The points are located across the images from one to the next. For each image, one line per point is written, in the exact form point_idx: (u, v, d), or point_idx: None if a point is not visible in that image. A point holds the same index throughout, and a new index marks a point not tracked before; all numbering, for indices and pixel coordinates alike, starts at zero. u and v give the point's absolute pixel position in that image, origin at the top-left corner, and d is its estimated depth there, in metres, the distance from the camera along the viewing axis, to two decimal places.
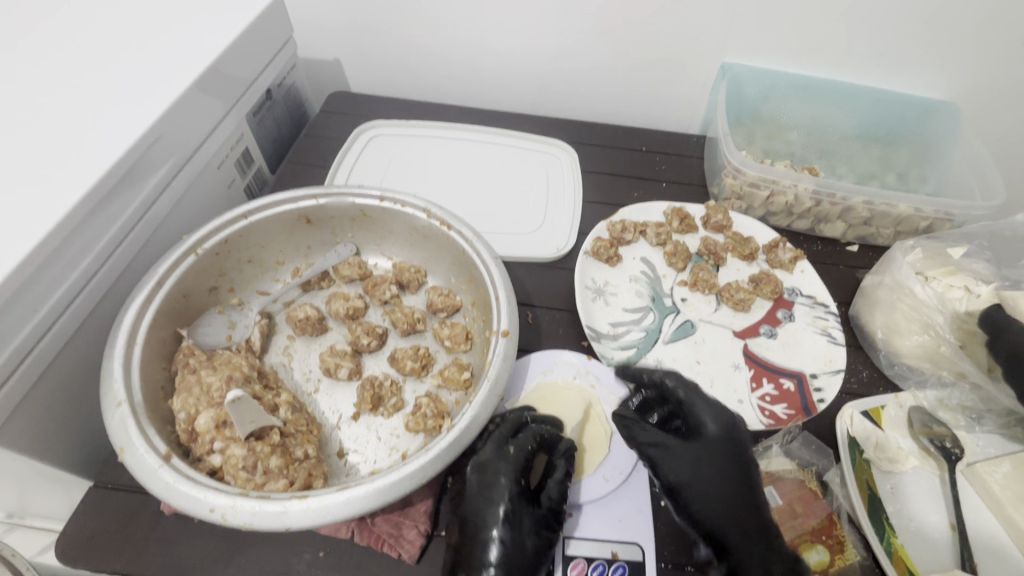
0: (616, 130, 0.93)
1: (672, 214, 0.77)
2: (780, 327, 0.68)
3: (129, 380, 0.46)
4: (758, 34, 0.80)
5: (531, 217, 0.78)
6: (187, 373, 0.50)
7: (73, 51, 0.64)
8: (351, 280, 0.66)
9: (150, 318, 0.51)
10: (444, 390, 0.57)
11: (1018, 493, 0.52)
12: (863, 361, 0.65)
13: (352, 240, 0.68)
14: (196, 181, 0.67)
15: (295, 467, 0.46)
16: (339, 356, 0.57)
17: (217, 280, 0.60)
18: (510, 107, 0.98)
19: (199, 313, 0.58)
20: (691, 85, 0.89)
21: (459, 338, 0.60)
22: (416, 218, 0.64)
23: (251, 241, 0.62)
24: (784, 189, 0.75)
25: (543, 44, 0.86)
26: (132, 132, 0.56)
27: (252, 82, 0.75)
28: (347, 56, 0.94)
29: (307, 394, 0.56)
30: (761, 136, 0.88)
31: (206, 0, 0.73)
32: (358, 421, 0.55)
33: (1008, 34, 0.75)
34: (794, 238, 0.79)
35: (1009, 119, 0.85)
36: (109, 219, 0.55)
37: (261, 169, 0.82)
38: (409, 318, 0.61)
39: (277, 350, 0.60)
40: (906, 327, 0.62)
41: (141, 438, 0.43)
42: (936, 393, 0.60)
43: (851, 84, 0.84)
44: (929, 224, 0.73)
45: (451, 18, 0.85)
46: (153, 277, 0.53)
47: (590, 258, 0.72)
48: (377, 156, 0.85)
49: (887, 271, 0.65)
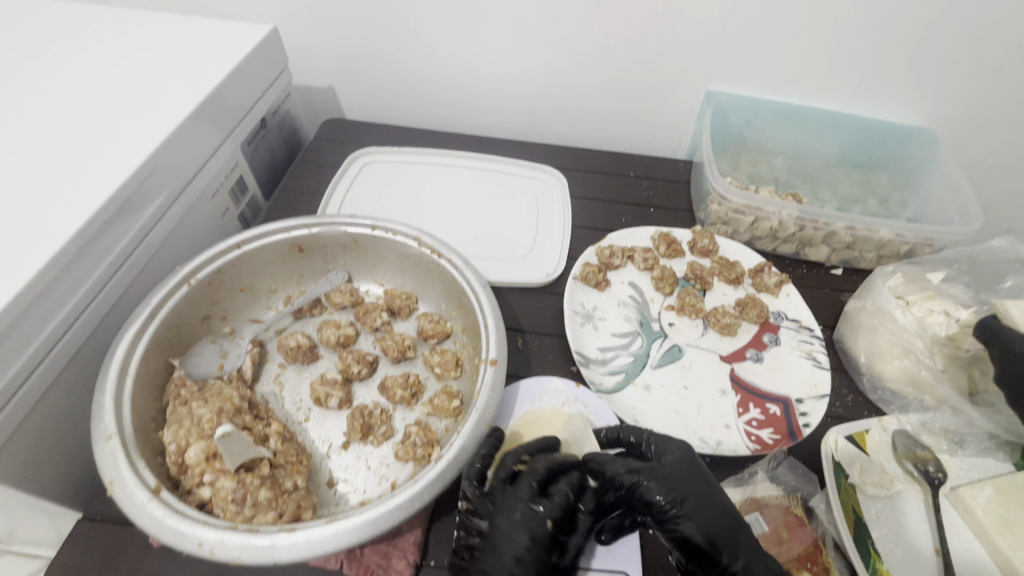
0: (604, 156, 0.95)
1: (659, 239, 0.79)
2: (766, 350, 0.69)
3: (120, 413, 0.47)
4: (740, 64, 0.83)
5: (521, 242, 0.80)
6: (178, 404, 0.51)
7: (73, 86, 0.65)
8: (342, 307, 0.67)
9: (143, 350, 0.52)
10: (433, 418, 0.58)
11: (1002, 518, 0.53)
12: (848, 385, 0.66)
13: (344, 267, 0.69)
14: (192, 211, 0.68)
15: (284, 498, 0.46)
16: (330, 385, 0.58)
17: (209, 310, 0.61)
18: (502, 133, 1.00)
19: (192, 343, 0.59)
20: (678, 112, 0.91)
21: (449, 365, 0.61)
22: (407, 246, 0.65)
23: (244, 270, 0.63)
24: (768, 214, 0.77)
25: (532, 73, 0.89)
26: (129, 166, 0.57)
27: (247, 111, 0.76)
28: (342, 84, 0.96)
29: (298, 423, 0.57)
30: (746, 162, 0.90)
31: (203, 34, 0.75)
32: (348, 450, 0.55)
33: (981, 65, 0.78)
34: (779, 262, 0.80)
35: (987, 145, 0.87)
36: (104, 252, 0.56)
37: (255, 196, 0.83)
38: (400, 345, 0.62)
39: (268, 379, 0.60)
40: (888, 352, 0.63)
41: (131, 472, 0.43)
42: (918, 417, 0.61)
43: (832, 112, 0.87)
44: (909, 249, 0.75)
45: (442, 49, 0.87)
46: (146, 308, 0.53)
47: (578, 283, 0.74)
48: (370, 182, 0.87)
49: (868, 296, 0.67)
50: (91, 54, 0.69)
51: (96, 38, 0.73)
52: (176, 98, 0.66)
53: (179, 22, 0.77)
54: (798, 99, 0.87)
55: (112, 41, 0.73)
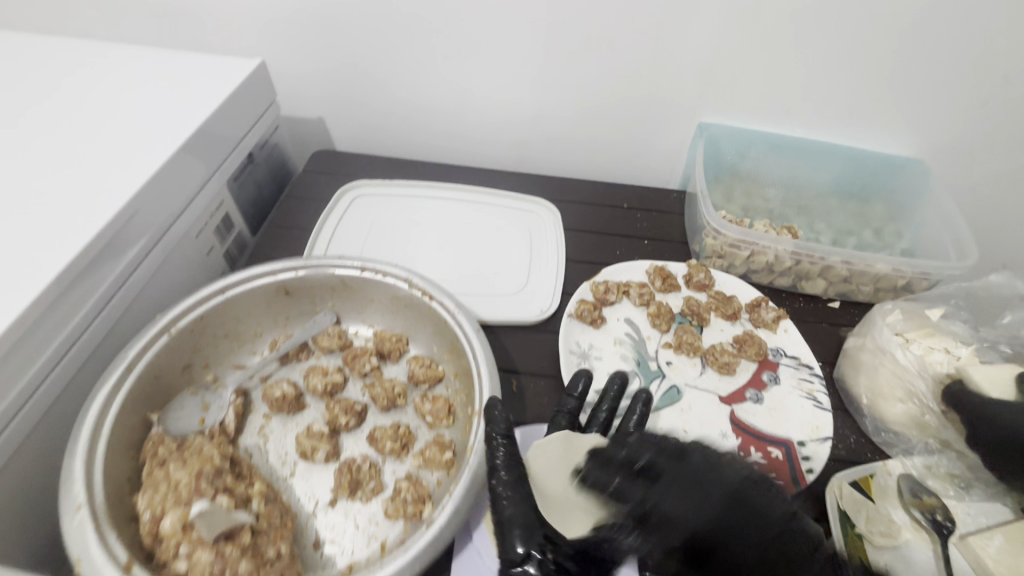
0: (597, 186, 0.94)
1: (654, 274, 0.78)
2: (766, 390, 0.67)
3: (91, 480, 0.44)
4: (731, 96, 0.83)
5: (514, 278, 0.78)
6: (155, 465, 0.48)
7: (54, 125, 0.64)
8: (330, 351, 0.65)
9: (118, 407, 0.50)
10: (425, 471, 0.55)
11: (1013, 569, 0.50)
12: (850, 426, 0.64)
13: (333, 308, 0.67)
14: (175, 253, 0.66)
15: (265, 570, 0.43)
16: (316, 438, 0.56)
17: (191, 358, 0.59)
18: (493, 164, 1.00)
19: (172, 395, 0.57)
20: (670, 143, 0.91)
21: (441, 413, 0.59)
22: (397, 287, 0.64)
23: (228, 315, 0.61)
24: (764, 249, 0.76)
25: (523, 105, 0.88)
26: (107, 211, 0.55)
27: (234, 146, 0.75)
28: (331, 116, 0.95)
29: (283, 478, 0.54)
30: (740, 193, 0.90)
31: (190, 69, 0.74)
32: (335, 507, 0.53)
33: (969, 98, 0.78)
34: (776, 295, 0.79)
35: (978, 174, 0.87)
36: (80, 301, 0.53)
37: (242, 232, 0.81)
38: (389, 393, 0.60)
39: (252, 431, 0.58)
40: (890, 393, 0.62)
41: (100, 547, 0.41)
42: (923, 460, 0.59)
43: (825, 142, 0.87)
44: (906, 282, 0.74)
45: (433, 80, 0.87)
46: (123, 362, 0.51)
47: (573, 321, 0.72)
48: (360, 216, 0.85)
49: (868, 334, 0.66)
50: (74, 92, 0.68)
51: (78, 76, 0.71)
52: (160, 136, 0.64)
53: (164, 57, 0.75)
54: (789, 129, 0.86)
55: (95, 78, 0.71)
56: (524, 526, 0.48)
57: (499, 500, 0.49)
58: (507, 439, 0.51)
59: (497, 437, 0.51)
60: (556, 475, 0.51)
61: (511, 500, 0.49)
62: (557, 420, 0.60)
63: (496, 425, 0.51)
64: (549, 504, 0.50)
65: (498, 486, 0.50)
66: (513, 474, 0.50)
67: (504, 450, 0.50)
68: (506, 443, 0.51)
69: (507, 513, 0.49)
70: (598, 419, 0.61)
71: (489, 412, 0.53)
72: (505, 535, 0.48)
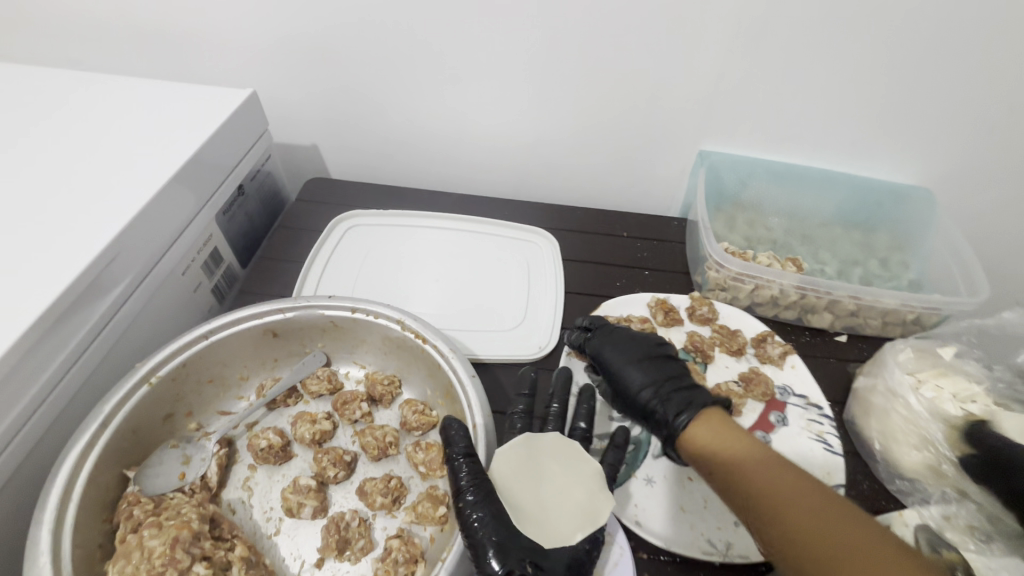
0: (596, 215, 0.92)
1: (656, 307, 0.76)
2: (774, 432, 0.65)
3: (58, 550, 0.41)
4: (733, 123, 0.81)
5: (512, 312, 0.76)
6: (129, 529, 0.45)
7: (36, 161, 0.62)
8: (320, 395, 0.62)
9: (92, 466, 0.47)
10: (417, 527, 0.53)
11: None
12: (863, 471, 0.62)
13: (323, 349, 0.64)
14: (159, 292, 0.64)
15: None
16: (303, 492, 0.53)
17: (172, 407, 0.56)
18: (490, 191, 0.98)
19: (152, 448, 0.54)
20: (670, 170, 0.89)
21: (435, 463, 0.56)
22: (390, 329, 0.61)
23: (213, 359, 0.58)
24: (768, 282, 0.74)
25: (521, 133, 0.87)
26: (87, 253, 0.53)
27: (224, 178, 0.73)
28: (326, 143, 0.93)
29: (267, 536, 0.51)
30: (742, 222, 0.88)
31: (179, 100, 0.72)
32: (322, 568, 0.50)
33: (974, 126, 0.77)
34: (782, 329, 0.77)
35: (985, 202, 0.85)
36: (54, 351, 0.50)
37: (231, 266, 0.79)
38: (380, 442, 0.57)
39: (236, 484, 0.55)
40: (905, 439, 0.59)
41: None
42: (940, 510, 0.56)
43: (828, 171, 0.85)
44: (916, 317, 0.71)
45: (429, 108, 0.85)
46: (98, 416, 0.48)
47: (573, 359, 0.70)
48: (353, 249, 0.83)
49: (879, 375, 0.64)
50: (60, 127, 0.66)
51: (65, 108, 0.69)
52: (145, 170, 0.62)
53: (154, 87, 0.74)
54: (793, 157, 0.85)
55: (81, 109, 0.69)
56: (499, 542, 0.46)
57: (469, 521, 0.48)
58: (468, 455, 0.51)
59: (458, 455, 0.51)
60: (524, 483, 0.51)
61: (480, 518, 0.48)
62: (513, 422, 0.61)
63: (457, 445, 0.52)
64: (525, 516, 0.50)
65: (466, 506, 0.48)
66: (479, 489, 0.49)
67: (466, 467, 0.51)
68: (469, 459, 0.51)
69: (480, 532, 0.47)
70: (553, 413, 0.60)
71: (448, 433, 0.54)
72: (481, 555, 0.46)
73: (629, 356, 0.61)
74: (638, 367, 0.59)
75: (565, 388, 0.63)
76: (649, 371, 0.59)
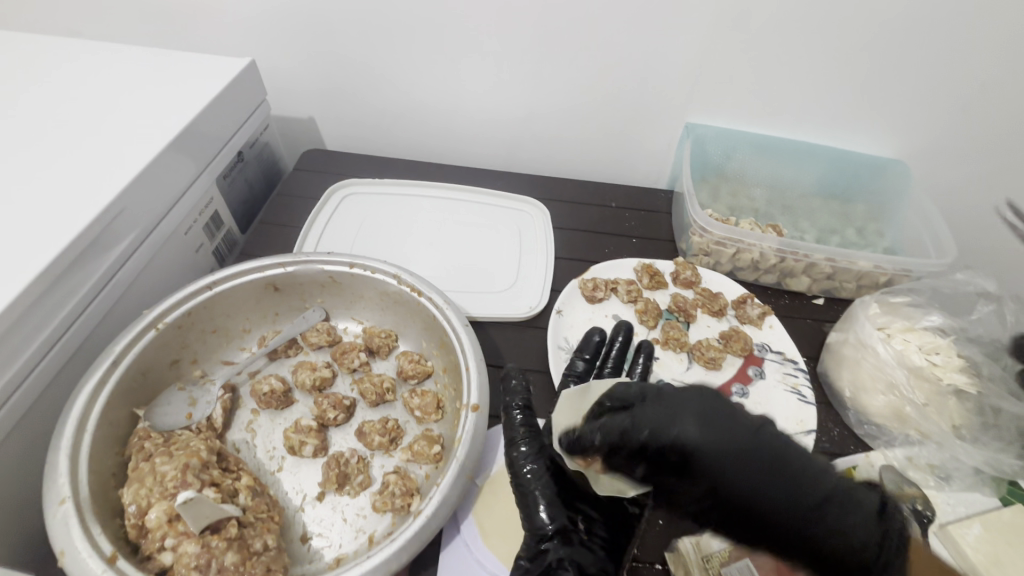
0: (586, 187, 0.95)
1: (642, 271, 0.79)
2: (751, 385, 0.68)
3: (76, 473, 0.44)
4: (718, 97, 0.84)
5: (504, 275, 0.79)
6: (141, 460, 0.48)
7: (42, 120, 0.63)
8: (319, 347, 0.65)
9: (104, 402, 0.49)
10: (413, 464, 0.56)
11: (989, 557, 0.53)
12: (834, 418, 0.66)
13: (321, 305, 0.67)
14: (163, 250, 0.66)
15: (253, 562, 0.43)
16: (304, 432, 0.56)
17: (178, 354, 0.59)
18: (483, 164, 1.00)
19: (159, 391, 0.57)
20: (658, 143, 0.92)
21: (430, 407, 0.59)
22: (386, 284, 0.64)
23: (216, 310, 0.61)
24: (749, 246, 0.77)
25: (514, 106, 0.89)
26: (94, 206, 0.55)
27: (223, 145, 0.75)
28: (322, 115, 0.95)
29: (269, 473, 0.54)
30: (727, 192, 0.91)
31: (179, 66, 0.73)
32: (323, 501, 0.53)
33: (948, 101, 0.80)
34: (762, 292, 0.81)
35: (959, 176, 0.89)
36: (65, 296, 0.53)
37: (232, 230, 0.81)
38: (378, 388, 0.60)
39: (240, 426, 0.58)
40: (872, 387, 0.63)
41: (84, 539, 0.40)
42: (904, 451, 0.61)
43: (808, 143, 0.89)
44: (888, 278, 0.75)
45: (424, 80, 0.87)
46: (109, 355, 0.51)
47: (561, 317, 0.73)
48: (350, 216, 0.85)
49: (851, 329, 0.67)
50: (64, 89, 0.68)
51: (67, 70, 0.70)
52: (148, 132, 0.64)
53: (154, 53, 0.75)
54: (775, 130, 0.88)
55: (83, 73, 0.70)
56: (549, 498, 0.52)
57: (522, 473, 0.54)
58: (525, 407, 0.58)
59: (517, 407, 0.58)
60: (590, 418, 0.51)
61: (535, 472, 0.54)
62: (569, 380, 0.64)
63: (515, 396, 0.59)
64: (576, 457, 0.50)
65: (519, 456, 0.55)
66: (535, 443, 0.55)
67: (521, 420, 0.57)
68: (524, 410, 0.58)
69: (533, 484, 0.53)
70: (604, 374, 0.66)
71: (510, 382, 0.60)
72: (533, 506, 0.52)
73: (698, 432, 0.45)
74: (728, 444, 0.45)
75: (625, 347, 0.67)
76: (739, 450, 0.45)
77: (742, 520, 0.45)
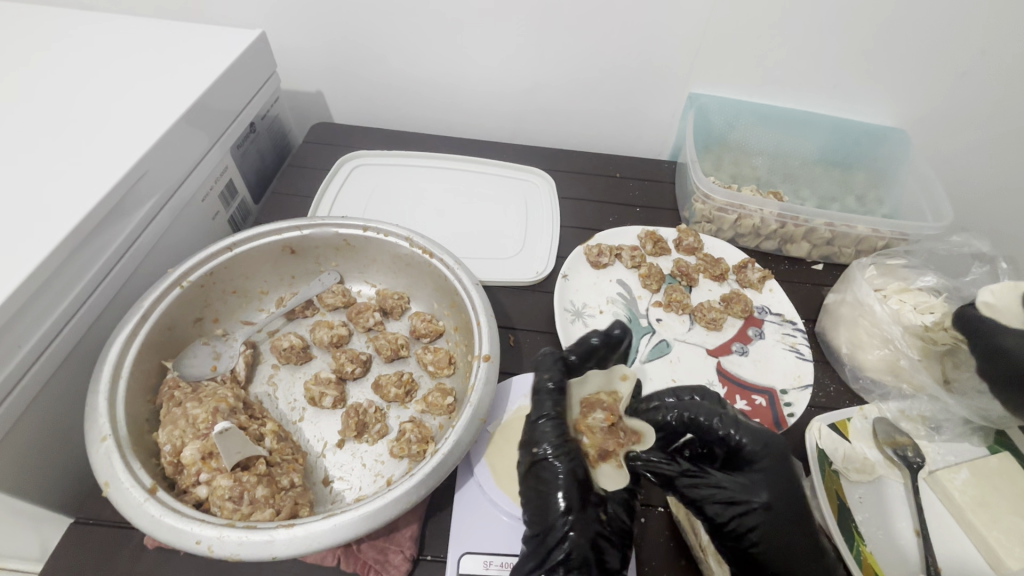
0: (591, 158, 0.97)
1: (645, 238, 0.81)
2: (751, 344, 0.71)
3: (114, 415, 0.47)
4: (722, 67, 0.85)
5: (511, 242, 0.81)
6: (172, 406, 0.52)
7: (63, 88, 0.65)
8: (334, 308, 0.68)
9: (135, 353, 0.52)
10: (428, 415, 0.59)
11: (975, 498, 0.56)
12: (831, 375, 0.69)
13: (336, 269, 0.70)
14: (182, 215, 0.68)
15: (281, 496, 0.47)
16: (324, 384, 0.59)
17: (202, 312, 0.61)
18: (489, 136, 1.02)
19: (184, 346, 0.60)
20: (662, 113, 0.93)
21: (442, 362, 0.62)
22: (398, 246, 0.66)
23: (236, 272, 0.64)
24: (750, 212, 0.79)
25: (521, 79, 0.90)
26: (118, 169, 0.57)
27: (237, 115, 0.76)
28: (330, 89, 0.97)
29: (292, 422, 0.58)
30: (729, 162, 0.91)
31: (191, 38, 0.74)
32: (343, 448, 0.56)
33: (946, 71, 0.82)
34: (763, 258, 0.83)
35: (955, 142, 0.91)
36: (95, 254, 0.55)
37: (245, 200, 0.83)
38: (392, 345, 0.63)
39: (262, 380, 0.61)
40: (869, 343, 0.65)
41: (126, 472, 0.44)
42: (898, 404, 0.64)
43: (810, 113, 0.90)
44: (886, 243, 0.78)
45: (429, 53, 0.88)
46: (139, 309, 0.53)
47: (567, 281, 0.75)
48: (360, 186, 0.87)
49: (848, 289, 0.69)
50: (81, 58, 0.69)
51: (88, 39, 0.72)
52: (165, 100, 0.65)
53: (168, 24, 0.76)
54: (777, 99, 0.89)
55: (100, 43, 0.72)
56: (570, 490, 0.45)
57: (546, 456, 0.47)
58: (557, 386, 0.52)
59: (549, 385, 0.52)
60: (581, 418, 0.51)
61: (562, 459, 0.47)
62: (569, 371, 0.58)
63: (550, 372, 0.52)
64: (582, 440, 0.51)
65: (544, 439, 0.48)
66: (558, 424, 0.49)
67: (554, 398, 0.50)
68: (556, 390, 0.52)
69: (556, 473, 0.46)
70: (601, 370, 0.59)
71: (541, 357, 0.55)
72: (549, 495, 0.46)
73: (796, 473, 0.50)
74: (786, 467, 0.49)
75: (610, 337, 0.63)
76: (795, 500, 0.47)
77: (785, 533, 0.45)
